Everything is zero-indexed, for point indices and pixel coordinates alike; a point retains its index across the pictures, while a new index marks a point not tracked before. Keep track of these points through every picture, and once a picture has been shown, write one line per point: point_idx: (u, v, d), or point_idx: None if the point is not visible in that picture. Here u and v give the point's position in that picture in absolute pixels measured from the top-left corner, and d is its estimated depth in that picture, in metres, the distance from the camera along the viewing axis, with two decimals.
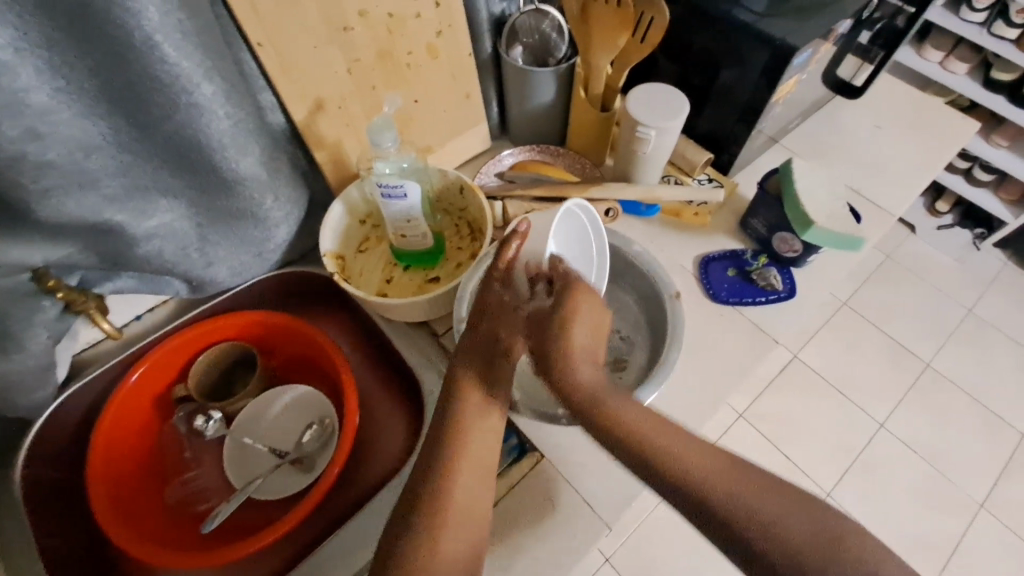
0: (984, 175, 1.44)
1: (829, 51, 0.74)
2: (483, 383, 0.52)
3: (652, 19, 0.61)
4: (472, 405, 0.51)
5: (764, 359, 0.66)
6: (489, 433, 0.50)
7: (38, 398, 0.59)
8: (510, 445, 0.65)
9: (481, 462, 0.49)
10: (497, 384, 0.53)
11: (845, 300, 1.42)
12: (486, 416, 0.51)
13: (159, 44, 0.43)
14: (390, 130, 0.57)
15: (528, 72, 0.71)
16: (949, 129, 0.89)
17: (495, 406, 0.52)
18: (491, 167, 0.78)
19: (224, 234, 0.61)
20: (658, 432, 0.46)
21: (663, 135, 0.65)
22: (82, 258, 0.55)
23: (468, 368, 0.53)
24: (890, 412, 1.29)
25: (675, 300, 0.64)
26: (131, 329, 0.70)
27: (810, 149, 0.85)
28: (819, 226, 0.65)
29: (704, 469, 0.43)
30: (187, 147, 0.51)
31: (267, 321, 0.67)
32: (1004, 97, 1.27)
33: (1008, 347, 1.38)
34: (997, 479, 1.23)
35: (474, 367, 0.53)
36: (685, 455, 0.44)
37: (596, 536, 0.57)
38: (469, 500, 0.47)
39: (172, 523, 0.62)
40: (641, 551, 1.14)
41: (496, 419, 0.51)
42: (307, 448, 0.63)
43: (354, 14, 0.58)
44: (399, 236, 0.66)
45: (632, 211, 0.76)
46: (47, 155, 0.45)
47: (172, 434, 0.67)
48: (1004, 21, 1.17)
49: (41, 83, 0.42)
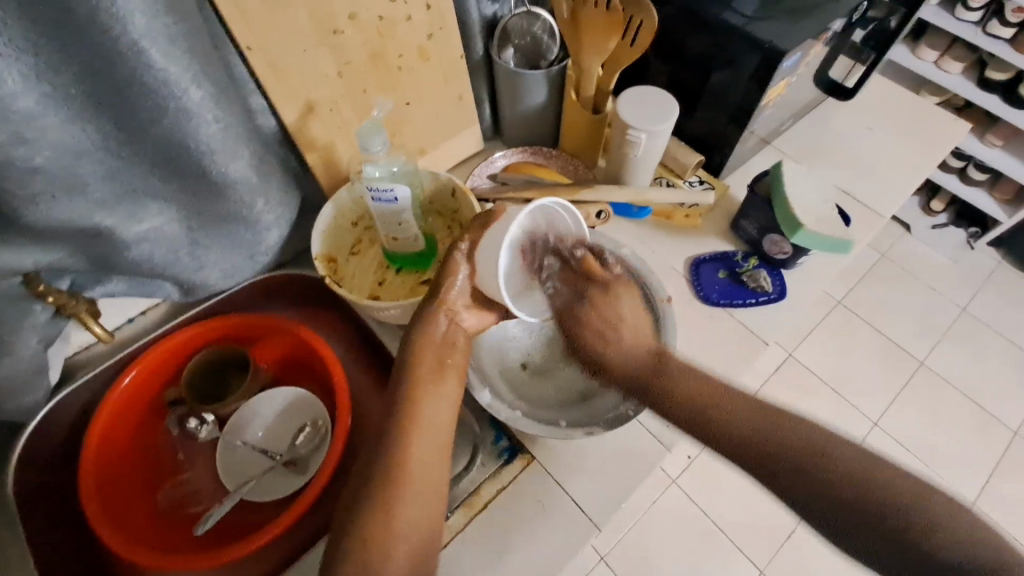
0: (978, 175, 1.44)
1: (820, 53, 0.74)
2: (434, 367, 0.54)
3: (642, 22, 0.61)
4: (425, 379, 0.52)
5: (753, 361, 0.67)
6: (442, 405, 0.52)
7: (29, 401, 0.59)
8: (502, 447, 0.63)
9: (441, 438, 0.51)
10: (446, 357, 0.55)
11: (839, 300, 1.43)
12: (439, 389, 0.52)
13: (146, 50, 0.43)
14: (380, 135, 0.57)
15: (519, 75, 0.71)
16: (940, 131, 0.89)
17: (448, 377, 0.53)
18: (483, 169, 0.78)
19: (214, 237, 0.61)
20: (704, 393, 0.56)
21: (653, 138, 0.66)
22: (72, 262, 0.55)
23: (424, 341, 0.54)
24: (884, 411, 1.30)
25: (666, 303, 0.63)
26: (123, 332, 0.70)
27: (802, 150, 0.86)
28: (807, 229, 0.65)
29: (741, 427, 0.51)
30: (176, 151, 0.51)
31: (259, 323, 0.68)
32: (998, 97, 1.28)
33: (1001, 346, 1.39)
34: (989, 476, 1.24)
35: (429, 342, 0.54)
36: (736, 422, 0.52)
37: (585, 537, 0.58)
38: (425, 477, 0.48)
39: (164, 525, 0.62)
40: (635, 549, 1.14)
41: (449, 390, 0.53)
42: (300, 450, 0.63)
43: (344, 17, 0.58)
44: (391, 239, 0.66)
45: (623, 212, 0.77)
46: (35, 161, 0.45)
47: (165, 437, 0.67)
48: (1000, 20, 1.17)
49: (27, 89, 0.42)
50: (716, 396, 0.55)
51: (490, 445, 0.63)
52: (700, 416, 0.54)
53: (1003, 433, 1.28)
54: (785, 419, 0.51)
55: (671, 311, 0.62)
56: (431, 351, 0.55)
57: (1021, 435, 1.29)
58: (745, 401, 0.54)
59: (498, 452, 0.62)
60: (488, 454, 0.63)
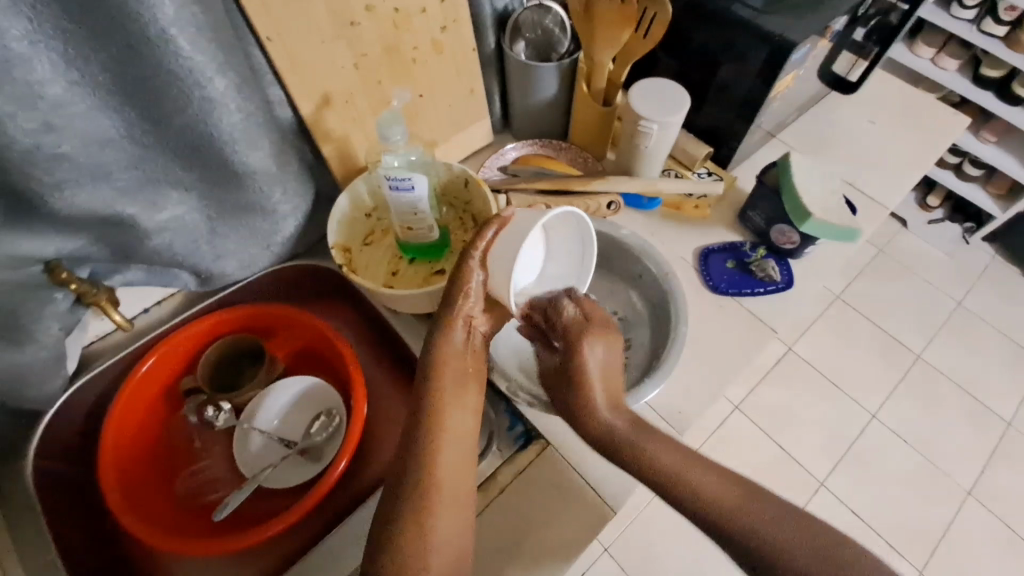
0: (973, 170, 1.46)
1: (824, 47, 0.75)
2: (458, 361, 0.56)
3: (655, 15, 0.63)
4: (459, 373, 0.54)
5: (762, 349, 0.68)
6: (464, 408, 0.54)
7: (48, 390, 0.59)
8: (516, 434, 0.65)
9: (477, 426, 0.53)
10: (466, 365, 0.56)
11: (838, 294, 1.45)
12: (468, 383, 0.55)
13: (173, 38, 0.44)
14: (398, 125, 0.58)
15: (531, 68, 0.72)
16: (940, 124, 0.91)
17: (469, 384, 0.55)
18: (495, 160, 0.79)
19: (233, 227, 0.61)
20: (676, 452, 0.51)
21: (665, 129, 0.67)
22: (93, 250, 0.56)
23: (445, 349, 0.55)
24: (882, 404, 1.32)
25: (671, 277, 0.67)
26: (138, 322, 0.71)
27: (806, 143, 0.87)
28: (816, 218, 0.66)
29: (716, 492, 0.48)
30: (198, 139, 0.52)
31: (274, 313, 0.68)
32: (994, 93, 1.30)
33: (996, 339, 1.42)
34: (985, 466, 1.26)
35: (449, 350, 0.56)
36: (709, 485, 0.48)
37: (600, 519, 0.59)
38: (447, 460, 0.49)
39: (182, 512, 0.63)
40: (640, 541, 1.16)
41: (471, 399, 0.55)
42: (315, 438, 0.64)
43: (361, 8, 0.59)
44: (405, 229, 0.67)
45: (633, 204, 0.78)
46: (61, 148, 0.45)
47: (180, 427, 0.67)
48: (995, 18, 1.19)
49: (56, 76, 0.43)
50: (685, 460, 0.51)
51: (505, 432, 0.65)
52: (672, 475, 0.49)
53: (998, 424, 1.31)
54: (756, 485, 0.49)
55: (677, 283, 0.66)
56: (446, 331, 0.56)
57: (1015, 425, 1.31)
58: (714, 467, 0.50)
59: (513, 439, 0.64)
60: (504, 442, 0.64)
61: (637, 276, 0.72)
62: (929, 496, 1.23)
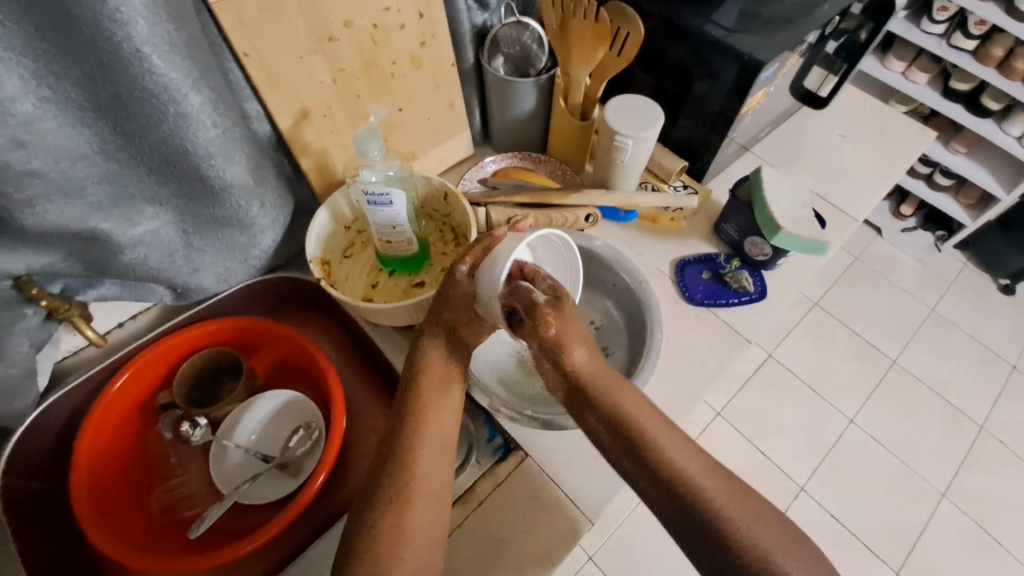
0: (944, 180, 1.50)
1: (794, 64, 0.78)
2: (430, 377, 0.55)
3: (628, 33, 0.64)
4: None
5: (736, 359, 0.69)
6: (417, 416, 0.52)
7: (18, 406, 0.59)
8: (496, 445, 0.67)
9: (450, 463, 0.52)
10: (437, 366, 0.56)
11: (816, 301, 1.48)
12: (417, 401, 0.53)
13: (148, 56, 0.44)
14: (376, 140, 0.59)
15: (509, 83, 0.73)
16: (907, 135, 0.94)
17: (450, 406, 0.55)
18: (474, 173, 0.79)
19: (209, 241, 0.61)
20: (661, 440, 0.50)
21: (640, 144, 0.68)
22: (65, 265, 0.55)
23: None
24: (860, 409, 1.35)
25: (642, 285, 0.68)
26: (113, 336, 0.71)
27: (779, 157, 0.90)
28: (786, 231, 0.68)
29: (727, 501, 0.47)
30: (174, 155, 0.52)
31: (252, 327, 0.68)
32: (962, 106, 1.34)
33: (967, 344, 1.45)
34: (958, 470, 1.29)
35: (415, 358, 0.54)
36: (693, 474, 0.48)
37: (579, 530, 0.59)
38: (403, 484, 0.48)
39: (156, 530, 0.62)
40: (623, 550, 1.16)
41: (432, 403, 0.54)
42: (294, 452, 0.64)
43: (339, 25, 0.60)
44: (384, 242, 0.68)
45: (610, 216, 0.79)
46: (32, 164, 0.45)
47: (156, 442, 0.67)
48: (963, 33, 1.24)
49: (26, 92, 0.42)
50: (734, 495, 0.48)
51: (485, 443, 0.67)
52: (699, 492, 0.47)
53: (969, 426, 1.35)
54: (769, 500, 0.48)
55: (650, 290, 0.67)
56: None
57: (987, 428, 1.35)
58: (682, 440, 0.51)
59: (493, 449, 0.67)
60: (483, 453, 0.66)
61: (609, 284, 0.72)
62: (904, 498, 1.26)
